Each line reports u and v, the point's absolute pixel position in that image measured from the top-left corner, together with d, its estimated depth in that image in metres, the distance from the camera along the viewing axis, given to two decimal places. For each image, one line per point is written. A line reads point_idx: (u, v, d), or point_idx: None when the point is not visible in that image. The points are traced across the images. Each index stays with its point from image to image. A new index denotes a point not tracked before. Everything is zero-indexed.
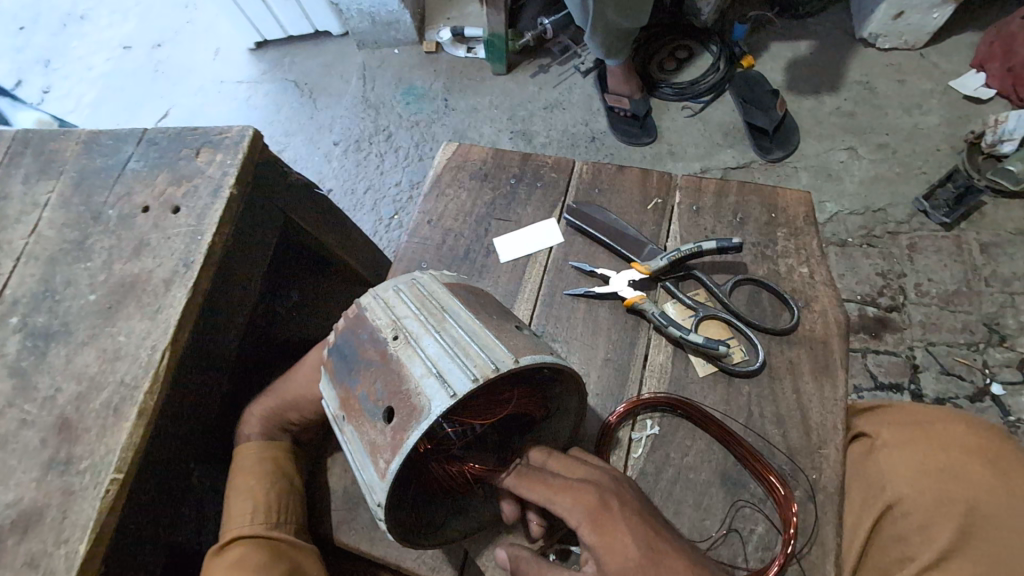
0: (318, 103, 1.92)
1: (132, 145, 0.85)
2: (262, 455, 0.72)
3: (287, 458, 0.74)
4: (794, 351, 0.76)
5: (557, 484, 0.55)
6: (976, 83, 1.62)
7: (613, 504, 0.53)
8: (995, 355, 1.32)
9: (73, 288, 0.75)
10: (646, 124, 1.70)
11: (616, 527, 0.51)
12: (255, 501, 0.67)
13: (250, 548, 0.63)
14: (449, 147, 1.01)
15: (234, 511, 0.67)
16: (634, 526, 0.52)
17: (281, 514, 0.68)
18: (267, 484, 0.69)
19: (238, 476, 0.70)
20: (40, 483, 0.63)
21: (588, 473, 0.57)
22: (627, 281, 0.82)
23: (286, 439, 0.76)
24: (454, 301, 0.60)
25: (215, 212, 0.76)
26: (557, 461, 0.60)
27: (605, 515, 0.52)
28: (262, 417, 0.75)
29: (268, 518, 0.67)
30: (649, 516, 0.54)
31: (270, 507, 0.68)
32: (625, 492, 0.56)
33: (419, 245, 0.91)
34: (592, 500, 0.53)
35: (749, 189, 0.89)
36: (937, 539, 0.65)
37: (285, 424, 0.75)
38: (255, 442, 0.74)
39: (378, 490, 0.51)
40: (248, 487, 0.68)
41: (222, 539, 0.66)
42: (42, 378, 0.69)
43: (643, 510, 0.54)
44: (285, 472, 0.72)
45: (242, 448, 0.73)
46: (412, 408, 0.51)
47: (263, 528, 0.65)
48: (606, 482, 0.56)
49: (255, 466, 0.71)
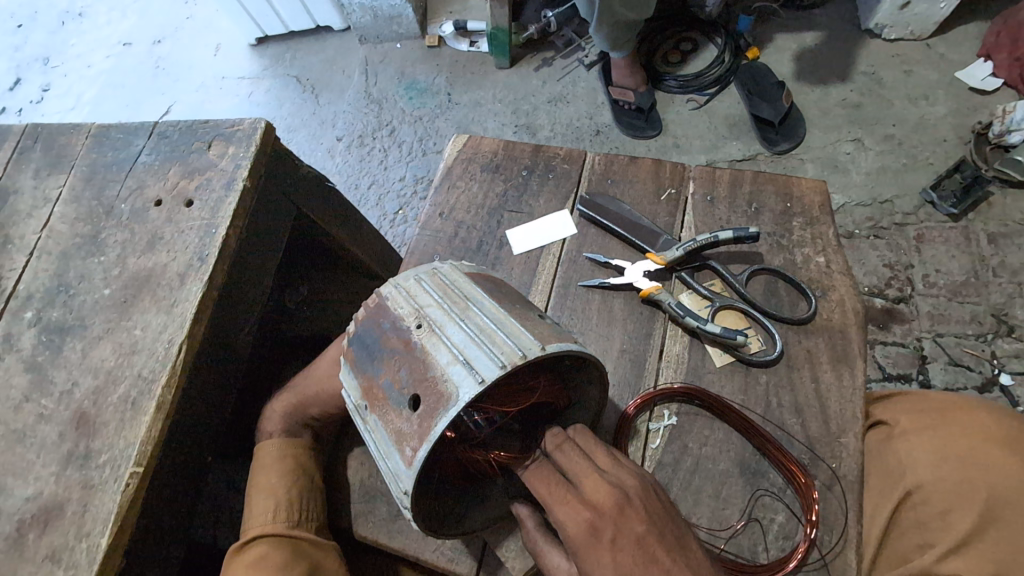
0: (320, 98, 1.91)
1: (142, 138, 0.84)
2: (283, 453, 0.72)
3: (307, 454, 0.74)
4: (812, 340, 0.76)
5: (558, 496, 0.54)
6: (983, 72, 1.61)
7: (608, 531, 0.51)
8: (1003, 345, 1.32)
9: (87, 283, 0.75)
10: (651, 117, 1.69)
11: (601, 556, 0.50)
12: (276, 500, 0.68)
13: (271, 548, 0.64)
14: (458, 139, 1.01)
15: (256, 507, 0.69)
16: (621, 560, 0.49)
17: (303, 512, 0.69)
18: (288, 482, 0.70)
19: (261, 473, 0.71)
20: (59, 477, 0.63)
21: (595, 487, 0.53)
22: (642, 271, 0.82)
23: (308, 436, 0.76)
24: (476, 289, 0.59)
25: (229, 205, 0.76)
26: (568, 462, 0.56)
27: (594, 542, 0.51)
28: (282, 413, 0.75)
29: (290, 516, 0.68)
30: (649, 545, 0.50)
31: (292, 505, 0.68)
32: (631, 514, 0.51)
33: (431, 238, 0.90)
34: (585, 527, 0.51)
35: (763, 179, 0.89)
36: (958, 526, 0.64)
37: (307, 419, 0.75)
38: (275, 438, 0.74)
39: (405, 479, 0.51)
40: (269, 486, 0.69)
41: (245, 536, 0.67)
42: (58, 373, 0.69)
43: (644, 538, 0.50)
44: (306, 470, 0.72)
45: (263, 445, 0.74)
46: (439, 395, 0.51)
47: (284, 526, 0.66)
48: (611, 502, 0.52)
49: (276, 465, 0.71)
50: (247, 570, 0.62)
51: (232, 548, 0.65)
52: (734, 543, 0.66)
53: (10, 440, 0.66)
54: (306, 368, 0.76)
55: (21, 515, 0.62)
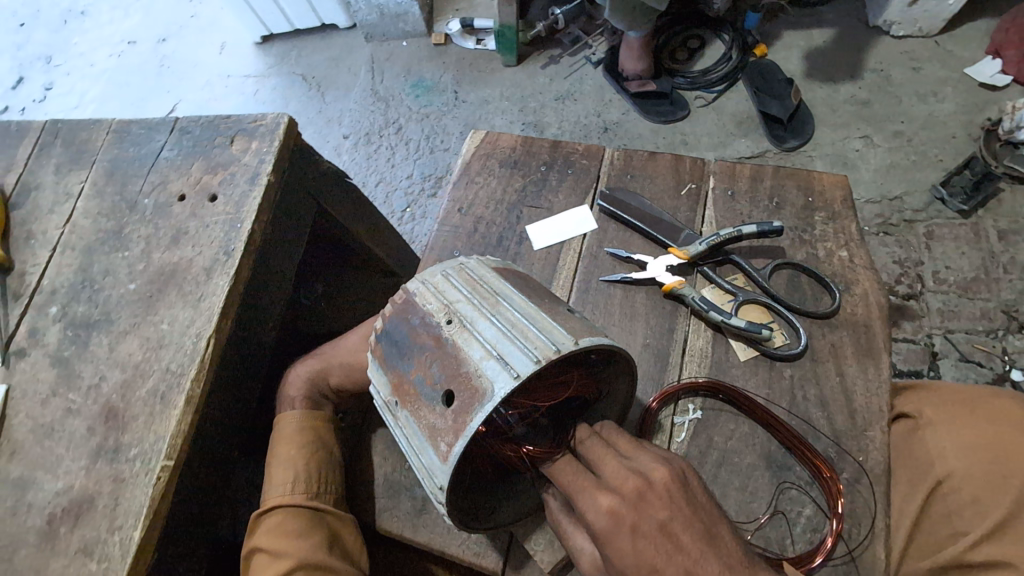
0: (327, 96, 1.92)
1: (164, 134, 0.84)
2: (302, 426, 0.73)
3: (328, 428, 0.75)
4: (837, 334, 0.76)
5: (580, 484, 0.53)
6: (992, 70, 1.62)
7: (630, 518, 0.49)
8: (1014, 341, 1.32)
9: (112, 277, 0.75)
10: (674, 100, 1.72)
11: (621, 543, 0.49)
12: (295, 471, 0.69)
13: (290, 518, 0.66)
14: (476, 135, 1.01)
15: (273, 476, 0.70)
16: (644, 549, 0.48)
17: (322, 483, 0.70)
18: (308, 456, 0.70)
19: (279, 443, 0.72)
20: (89, 471, 0.63)
21: (617, 472, 0.52)
22: (664, 266, 0.82)
23: (329, 407, 0.78)
24: (505, 285, 0.60)
25: (253, 200, 0.76)
26: (587, 450, 0.56)
27: (615, 530, 0.49)
28: (305, 379, 0.77)
29: (309, 488, 0.68)
30: (675, 534, 0.48)
31: (311, 477, 0.69)
32: (654, 501, 0.50)
33: (450, 234, 0.90)
34: (607, 513, 0.50)
35: (784, 174, 0.89)
36: (990, 514, 0.64)
37: (326, 391, 0.78)
38: (297, 408, 0.75)
39: (440, 474, 0.51)
40: (287, 457, 0.70)
41: (265, 501, 0.69)
42: (85, 368, 0.69)
43: (667, 525, 0.49)
44: (325, 443, 0.73)
45: (285, 416, 0.74)
46: (473, 390, 0.51)
47: (304, 498, 0.67)
48: (632, 488, 0.50)
49: (294, 437, 0.72)
50: (268, 539, 0.64)
51: (254, 515, 0.68)
52: (761, 535, 0.66)
53: (39, 435, 0.66)
54: (333, 340, 0.82)
55: (52, 508, 0.62)
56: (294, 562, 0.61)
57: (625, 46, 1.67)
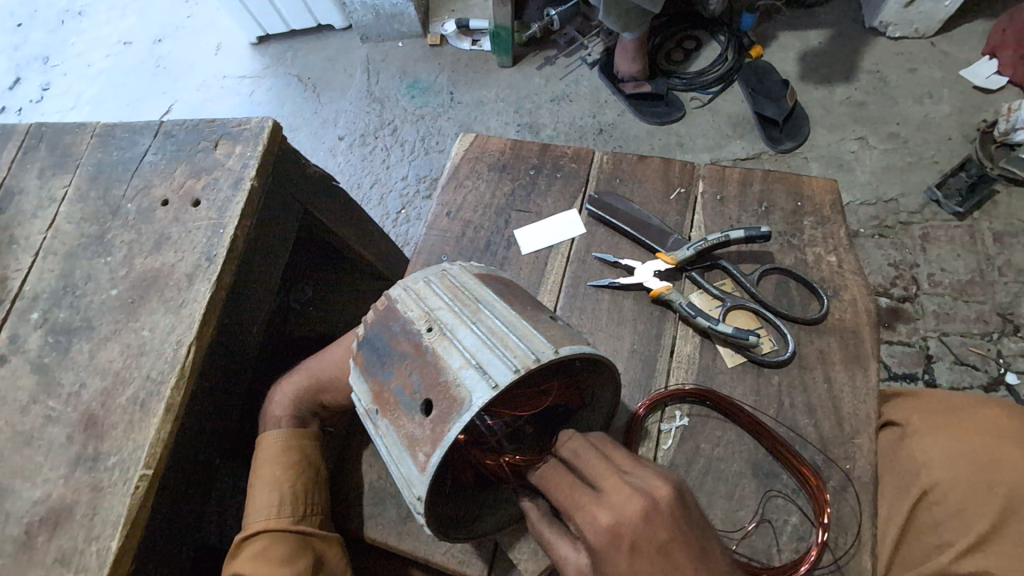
0: (321, 97, 1.91)
1: (149, 138, 0.84)
2: (288, 444, 0.73)
3: (314, 443, 0.75)
4: (825, 340, 0.76)
5: (579, 498, 0.53)
6: (988, 71, 1.61)
7: (629, 537, 0.49)
8: (1009, 344, 1.31)
9: (94, 283, 0.74)
10: (670, 101, 1.71)
11: (619, 561, 0.49)
12: (281, 493, 0.69)
13: (275, 541, 0.65)
14: (466, 138, 1.00)
15: (257, 499, 0.69)
16: (641, 568, 0.48)
17: (307, 506, 0.69)
18: (293, 477, 0.70)
19: (263, 465, 0.71)
20: (68, 479, 0.63)
21: (618, 488, 0.52)
22: (653, 271, 0.81)
23: (316, 425, 0.77)
24: (487, 292, 0.59)
25: (236, 205, 0.75)
26: (586, 463, 0.55)
27: (614, 548, 0.49)
28: (292, 398, 0.76)
29: (294, 511, 0.68)
30: (673, 554, 0.48)
31: (296, 499, 0.69)
32: (655, 520, 0.49)
33: (438, 238, 0.90)
34: (606, 531, 0.49)
35: (774, 177, 0.88)
36: (976, 524, 0.64)
37: (315, 407, 0.77)
38: (283, 427, 0.75)
39: (418, 484, 0.50)
40: (272, 478, 0.70)
41: (248, 525, 0.68)
42: (65, 374, 0.69)
43: (666, 544, 0.49)
44: (312, 463, 0.73)
45: (269, 433, 0.74)
46: (452, 400, 0.50)
47: (290, 521, 0.67)
48: (633, 506, 0.50)
49: (280, 458, 0.71)
50: (251, 563, 0.63)
51: (235, 541, 0.66)
52: (747, 544, 0.66)
53: (18, 443, 0.65)
54: (320, 352, 0.78)
55: (29, 518, 0.61)
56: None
57: (621, 48, 1.66)
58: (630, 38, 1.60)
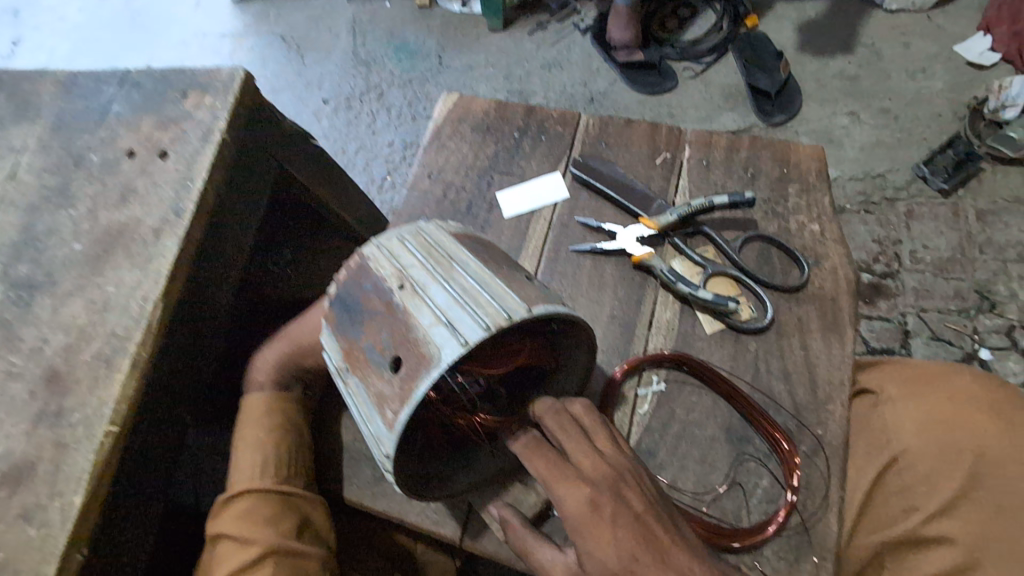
0: (306, 58, 1.84)
1: (114, 87, 0.80)
2: (273, 407, 0.71)
3: (295, 409, 0.73)
4: (804, 308, 0.75)
5: (557, 474, 0.54)
6: (982, 46, 1.60)
7: (608, 509, 0.52)
8: (984, 322, 1.33)
9: (56, 237, 0.71)
10: (663, 70, 1.67)
11: (601, 532, 0.51)
12: (264, 454, 0.68)
13: (259, 502, 0.65)
14: (449, 98, 0.97)
15: (241, 459, 0.68)
16: (621, 538, 0.51)
17: (292, 466, 0.69)
18: (276, 438, 0.69)
19: (247, 425, 0.70)
20: (31, 436, 0.61)
21: (594, 465, 0.54)
22: (635, 237, 0.80)
23: (298, 390, 0.75)
24: (462, 250, 0.57)
25: (205, 158, 0.73)
26: (561, 436, 0.56)
27: (594, 521, 0.51)
28: (273, 363, 0.73)
29: (279, 472, 0.67)
30: (648, 523, 0.52)
31: (280, 460, 0.68)
32: (629, 492, 0.53)
33: (419, 199, 0.88)
34: (586, 503, 0.52)
35: (761, 144, 0.87)
36: (944, 490, 0.65)
37: (298, 372, 0.74)
38: (266, 391, 0.73)
39: (386, 442, 0.50)
40: (256, 439, 0.69)
41: (231, 485, 0.67)
42: (27, 330, 0.66)
43: (642, 515, 0.52)
44: (295, 426, 0.72)
45: (252, 396, 0.73)
46: (421, 357, 0.49)
47: (274, 481, 0.66)
48: (606, 478, 0.54)
49: (265, 419, 0.70)
50: (233, 523, 0.63)
51: (218, 500, 0.66)
52: (717, 507, 0.66)
53: None
54: (300, 317, 0.76)
55: None
56: (260, 547, 0.61)
57: (615, 15, 1.63)
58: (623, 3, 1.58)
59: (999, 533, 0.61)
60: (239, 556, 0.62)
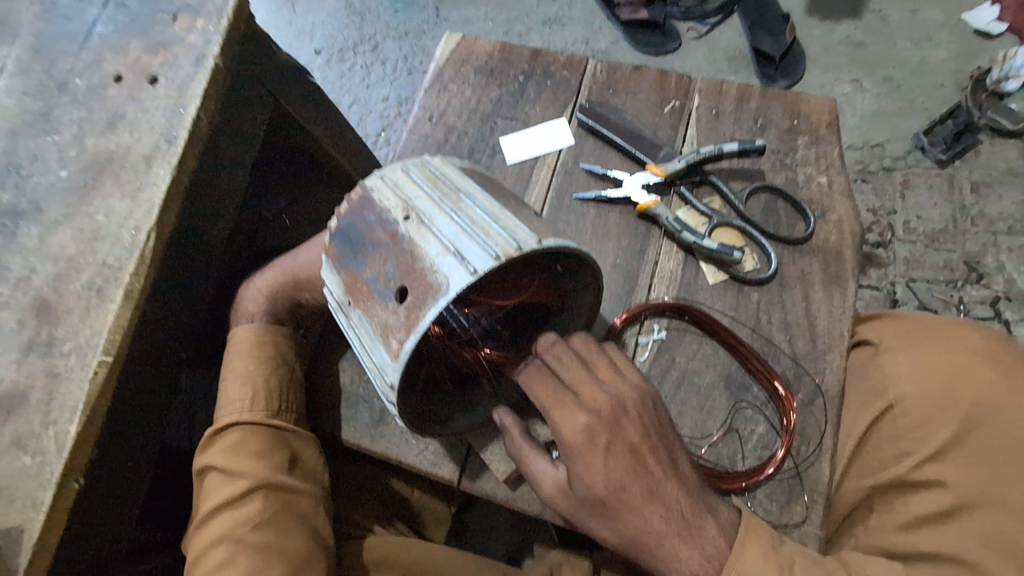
0: (297, 6, 1.76)
1: (98, 7, 0.75)
2: (262, 338, 0.70)
3: (288, 342, 0.72)
4: (807, 261, 0.75)
5: (553, 401, 0.54)
6: (988, 17, 1.57)
7: (604, 437, 0.52)
8: (971, 292, 1.35)
9: (41, 164, 0.68)
10: (666, 30, 1.63)
11: (595, 459, 0.52)
12: (254, 388, 0.67)
13: (251, 435, 0.65)
14: (451, 39, 0.94)
15: (229, 392, 0.67)
16: (614, 466, 0.52)
17: (283, 401, 0.68)
18: (266, 371, 0.68)
19: (235, 357, 0.69)
20: (21, 364, 0.59)
21: (594, 395, 0.54)
22: (640, 185, 0.79)
23: (291, 324, 0.74)
24: (469, 184, 0.56)
25: (197, 84, 0.69)
26: (563, 365, 0.55)
27: (590, 447, 0.52)
28: (265, 292, 0.72)
29: (269, 405, 0.67)
30: (643, 455, 0.53)
31: (270, 393, 0.67)
32: (627, 423, 0.53)
33: (419, 143, 0.85)
34: (582, 430, 0.52)
35: (771, 96, 0.85)
36: (935, 437, 0.66)
37: (290, 304, 0.73)
38: (255, 322, 0.72)
39: (390, 371, 0.49)
40: (245, 372, 0.67)
41: (220, 418, 0.67)
42: (13, 259, 0.63)
43: (637, 447, 0.53)
44: (287, 360, 0.70)
45: (240, 328, 0.71)
46: (427, 286, 0.48)
47: (264, 415, 0.66)
48: (605, 408, 0.53)
49: (253, 351, 0.69)
50: (224, 455, 0.63)
51: (207, 431, 0.66)
52: (713, 451, 0.67)
53: None
54: (297, 249, 0.75)
55: None
56: (251, 480, 0.62)
57: None
58: None
59: (991, 478, 0.63)
60: (230, 488, 0.62)
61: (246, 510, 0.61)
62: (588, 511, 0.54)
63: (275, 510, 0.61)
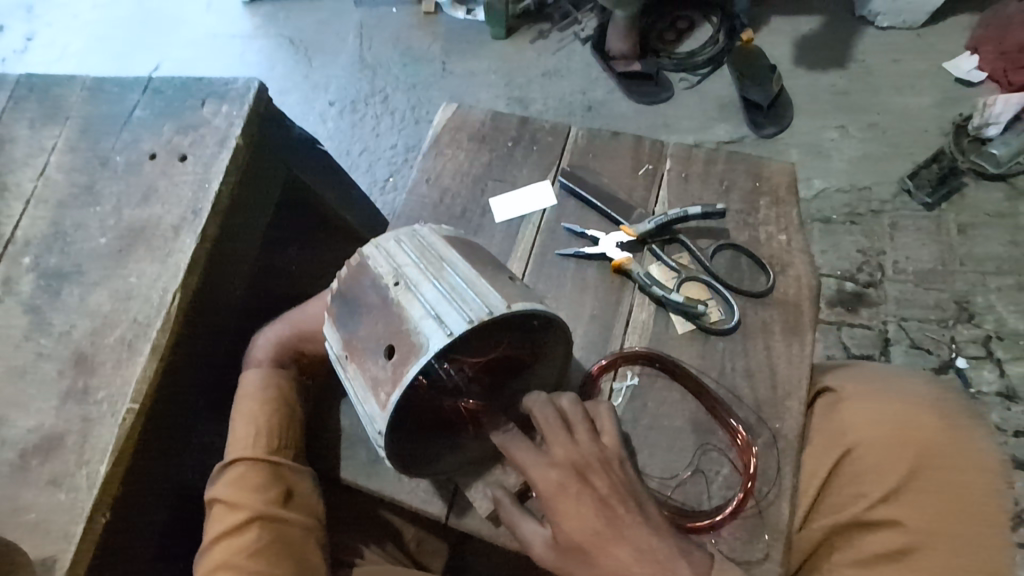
0: (314, 61, 1.91)
1: (138, 93, 0.86)
2: (266, 382, 0.78)
3: (291, 387, 0.79)
4: (768, 312, 0.82)
5: (527, 457, 0.61)
6: (968, 65, 1.66)
7: (574, 487, 0.60)
8: (962, 331, 1.39)
9: (83, 231, 0.77)
10: (660, 81, 1.74)
11: (571, 506, 0.59)
12: (256, 426, 0.74)
13: (251, 469, 0.72)
14: (448, 108, 1.03)
15: (236, 431, 0.75)
16: (585, 514, 0.59)
17: (282, 439, 0.75)
18: (267, 412, 0.75)
19: (243, 400, 0.77)
20: (59, 411, 0.67)
21: (564, 451, 0.61)
22: (616, 242, 0.87)
23: (295, 370, 0.81)
24: (452, 252, 0.64)
25: (221, 161, 0.79)
26: (543, 422, 0.63)
27: (563, 496, 0.59)
28: (273, 342, 0.81)
29: (268, 443, 0.74)
30: (611, 503, 0.60)
31: (270, 432, 0.75)
32: (595, 475, 0.61)
33: (418, 203, 0.94)
34: (556, 481, 0.60)
35: (737, 159, 0.93)
36: (888, 479, 0.72)
37: (295, 354, 0.81)
38: (262, 366, 0.79)
39: (378, 420, 0.56)
40: (249, 412, 0.75)
41: (227, 455, 0.74)
42: (57, 316, 0.73)
43: (606, 497, 0.60)
44: (288, 402, 0.77)
45: (249, 373, 0.79)
46: (412, 346, 0.56)
47: (264, 451, 0.73)
48: (574, 462, 0.61)
49: (257, 394, 0.77)
50: (228, 489, 0.71)
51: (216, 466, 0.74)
52: (680, 491, 0.72)
53: (12, 376, 0.69)
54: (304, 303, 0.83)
55: (23, 444, 0.66)
56: (248, 512, 0.69)
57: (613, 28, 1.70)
58: (622, 17, 1.64)
59: (938, 515, 0.69)
60: (230, 519, 0.69)
61: (244, 539, 0.68)
62: (571, 559, 0.59)
63: (269, 540, 0.68)
